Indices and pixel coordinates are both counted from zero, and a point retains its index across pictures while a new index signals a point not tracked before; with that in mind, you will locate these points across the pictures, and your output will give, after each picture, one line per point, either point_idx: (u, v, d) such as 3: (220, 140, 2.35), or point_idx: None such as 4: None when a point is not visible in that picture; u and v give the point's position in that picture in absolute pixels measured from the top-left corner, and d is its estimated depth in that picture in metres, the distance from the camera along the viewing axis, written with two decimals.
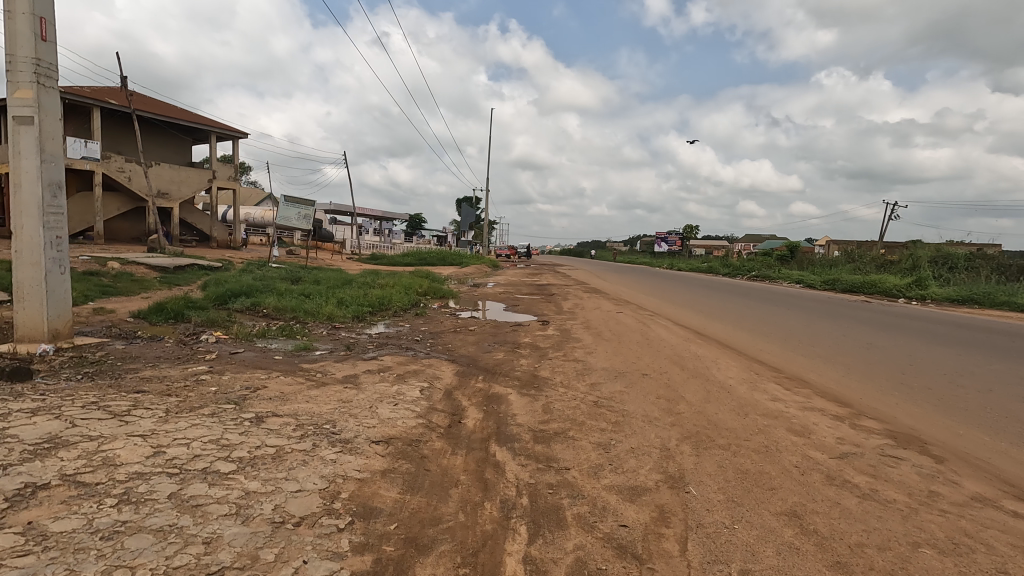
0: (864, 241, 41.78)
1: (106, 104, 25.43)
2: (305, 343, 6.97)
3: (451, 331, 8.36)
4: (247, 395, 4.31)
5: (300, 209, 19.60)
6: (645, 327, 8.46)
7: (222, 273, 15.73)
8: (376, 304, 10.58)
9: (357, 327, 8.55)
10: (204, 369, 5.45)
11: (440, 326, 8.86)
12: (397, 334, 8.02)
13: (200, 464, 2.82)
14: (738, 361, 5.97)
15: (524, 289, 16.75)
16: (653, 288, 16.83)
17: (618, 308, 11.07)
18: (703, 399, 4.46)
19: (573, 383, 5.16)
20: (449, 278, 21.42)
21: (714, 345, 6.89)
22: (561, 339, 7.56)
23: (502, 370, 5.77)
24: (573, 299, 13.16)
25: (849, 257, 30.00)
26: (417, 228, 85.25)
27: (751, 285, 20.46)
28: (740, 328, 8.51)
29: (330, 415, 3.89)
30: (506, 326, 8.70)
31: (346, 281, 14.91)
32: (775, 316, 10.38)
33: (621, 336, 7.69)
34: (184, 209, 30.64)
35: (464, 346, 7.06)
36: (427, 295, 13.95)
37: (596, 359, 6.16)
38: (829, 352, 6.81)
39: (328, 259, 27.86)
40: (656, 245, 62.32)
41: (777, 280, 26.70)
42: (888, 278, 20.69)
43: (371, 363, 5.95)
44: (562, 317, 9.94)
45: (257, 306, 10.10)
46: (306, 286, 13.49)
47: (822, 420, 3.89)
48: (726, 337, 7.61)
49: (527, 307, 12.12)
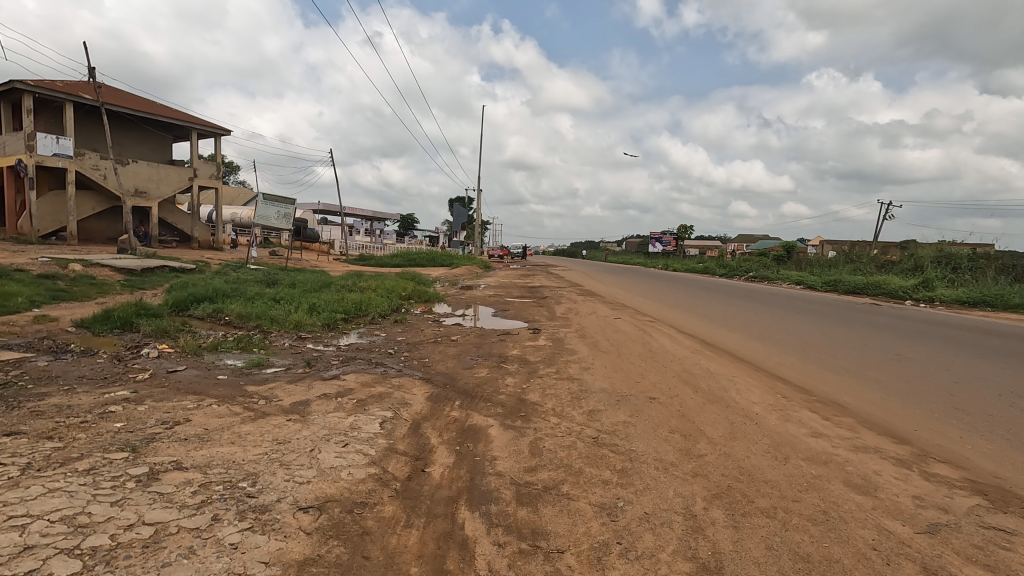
0: (861, 241, 41.20)
1: (79, 99, 24.33)
2: (259, 359, 6.05)
3: (430, 341, 7.47)
4: (158, 435, 3.42)
5: (280, 208, 18.63)
6: (647, 337, 7.62)
7: (194, 276, 14.75)
8: (351, 309, 9.67)
9: (325, 337, 7.63)
10: (125, 394, 4.52)
11: (420, 336, 7.97)
12: (369, 346, 7.10)
13: (26, 565, 1.95)
14: (759, 380, 5.11)
15: (515, 292, 15.87)
16: (650, 290, 16.01)
17: (616, 314, 10.21)
18: (727, 436, 3.60)
19: (567, 411, 4.29)
20: (438, 279, 20.50)
21: (726, 359, 6.05)
22: (554, 352, 6.69)
23: (483, 392, 4.90)
24: (567, 303, 12.29)
25: (848, 257, 29.28)
26: (410, 228, 84.21)
27: (752, 287, 19.64)
28: (751, 338, 7.67)
29: (254, 465, 3.01)
30: (493, 336, 7.82)
31: (325, 283, 13.93)
32: (786, 322, 9.54)
33: (620, 347, 6.82)
34: (164, 208, 29.53)
35: (443, 361, 6.18)
36: (410, 298, 13.01)
37: (593, 378, 5.29)
38: (857, 367, 5.99)
39: (313, 260, 26.90)
40: (650, 245, 61.51)
41: (777, 281, 25.95)
42: (893, 279, 19.95)
43: (329, 384, 5.06)
44: (555, 324, 9.07)
45: (219, 312, 9.15)
46: (281, 289, 12.52)
47: (885, 469, 3.05)
48: (739, 349, 6.77)
49: (516, 312, 11.24)
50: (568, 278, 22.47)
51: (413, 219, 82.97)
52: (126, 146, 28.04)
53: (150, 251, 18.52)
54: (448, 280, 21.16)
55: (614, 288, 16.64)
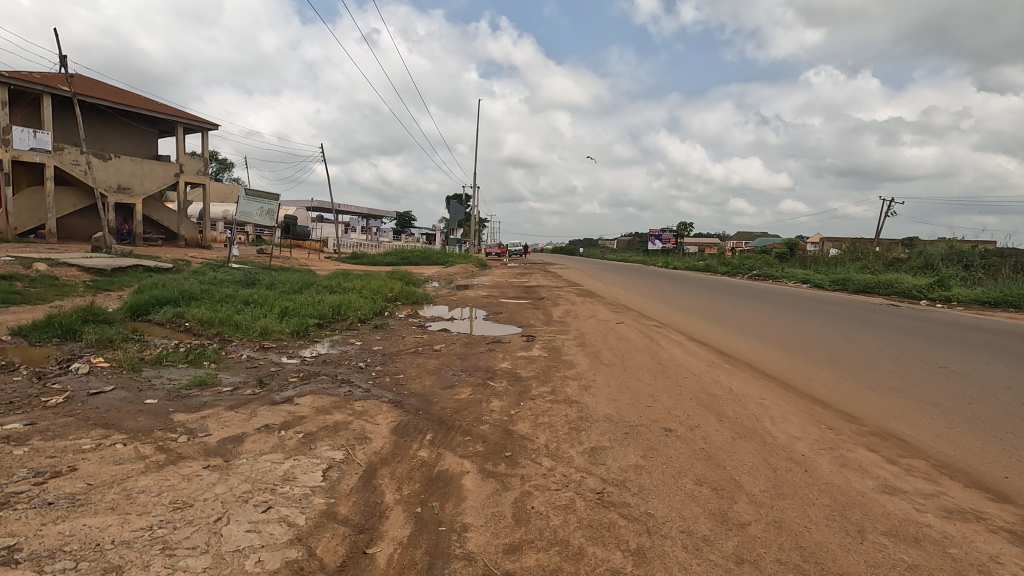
0: (863, 239, 40.55)
1: (57, 91, 23.40)
2: (205, 376, 5.17)
3: (409, 351, 6.60)
4: (14, 499, 2.55)
5: (263, 204, 17.71)
6: (653, 345, 6.78)
7: (167, 276, 13.83)
8: (328, 313, 8.79)
9: (292, 347, 6.75)
10: (14, 428, 3.63)
11: (400, 344, 7.11)
12: (338, 358, 6.20)
13: None
14: (794, 404, 4.26)
15: (510, 292, 15.05)
16: (652, 290, 15.17)
17: (617, 317, 9.37)
18: (774, 493, 2.74)
19: (564, 450, 3.44)
20: (430, 279, 19.61)
21: (750, 375, 5.21)
22: (549, 366, 5.83)
23: (463, 421, 4.04)
24: (564, 305, 11.43)
25: (854, 255, 28.47)
26: (406, 225, 83.23)
27: (758, 286, 18.86)
28: (771, 346, 6.86)
29: (124, 552, 2.15)
30: (480, 345, 6.95)
31: (306, 284, 13.05)
32: (804, 325, 8.73)
33: (626, 359, 5.97)
34: (149, 205, 28.58)
35: (420, 377, 5.31)
36: (396, 300, 12.11)
37: (596, 402, 4.44)
38: (901, 384, 5.17)
39: (303, 258, 26.03)
40: (649, 243, 60.68)
41: (781, 279, 25.19)
42: (905, 277, 19.15)
43: (276, 411, 4.17)
44: (552, 330, 8.22)
45: (180, 317, 8.26)
46: (257, 290, 11.64)
47: (1002, 553, 2.21)
48: (759, 361, 5.94)
49: (510, 315, 10.39)
50: (566, 277, 21.82)
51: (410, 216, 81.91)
52: (108, 140, 27.09)
53: (127, 249, 17.62)
54: (440, 279, 20.31)
55: (613, 287, 15.82)
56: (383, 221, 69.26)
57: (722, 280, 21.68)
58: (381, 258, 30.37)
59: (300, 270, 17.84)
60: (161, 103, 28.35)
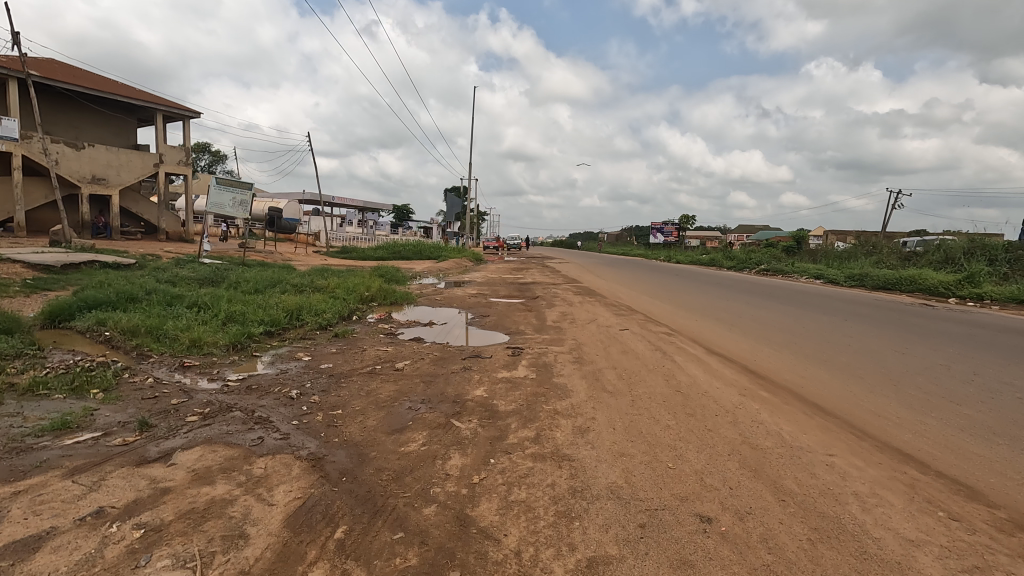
0: (872, 232, 39.19)
1: (23, 75, 22.06)
2: (74, 416, 3.85)
3: (364, 372, 5.28)
4: None
5: (235, 194, 16.37)
6: (667, 362, 5.49)
7: (122, 273, 12.53)
8: (282, 320, 7.50)
9: (219, 367, 5.43)
10: None
11: (355, 360, 5.79)
12: (270, 383, 4.86)
13: None
14: (882, 468, 2.96)
15: (501, 290, 13.78)
16: (657, 288, 13.83)
17: (621, 323, 8.05)
18: None
19: (547, 567, 2.16)
20: (418, 275, 18.27)
21: (801, 412, 3.91)
22: (537, 395, 4.55)
23: (400, 500, 2.73)
24: (560, 307, 10.10)
25: (866, 248, 27.10)
26: (404, 219, 81.78)
27: (769, 282, 17.53)
28: (810, 364, 5.57)
29: None
30: (454, 363, 5.64)
31: (274, 281, 11.75)
32: (840, 333, 7.44)
33: (634, 385, 4.68)
34: (127, 198, 27.26)
35: (363, 415, 4.01)
36: (372, 301, 10.77)
37: (597, 463, 3.13)
38: (999, 421, 3.90)
39: (288, 253, 24.75)
40: (651, 236, 59.02)
41: (792, 274, 23.97)
42: (928, 272, 17.87)
43: (128, 484, 2.84)
44: (544, 340, 6.91)
45: (102, 325, 6.93)
46: (215, 289, 10.33)
47: None
48: (803, 388, 4.66)
49: (498, 318, 9.07)
50: (565, 272, 20.52)
51: (407, 209, 80.34)
52: (82, 129, 25.75)
53: (89, 243, 16.28)
54: (429, 276, 18.95)
55: (613, 285, 14.48)
56: (379, 214, 67.81)
57: (729, 276, 20.44)
58: (371, 253, 29.06)
59: (277, 267, 16.50)
60: (138, 90, 27.01)
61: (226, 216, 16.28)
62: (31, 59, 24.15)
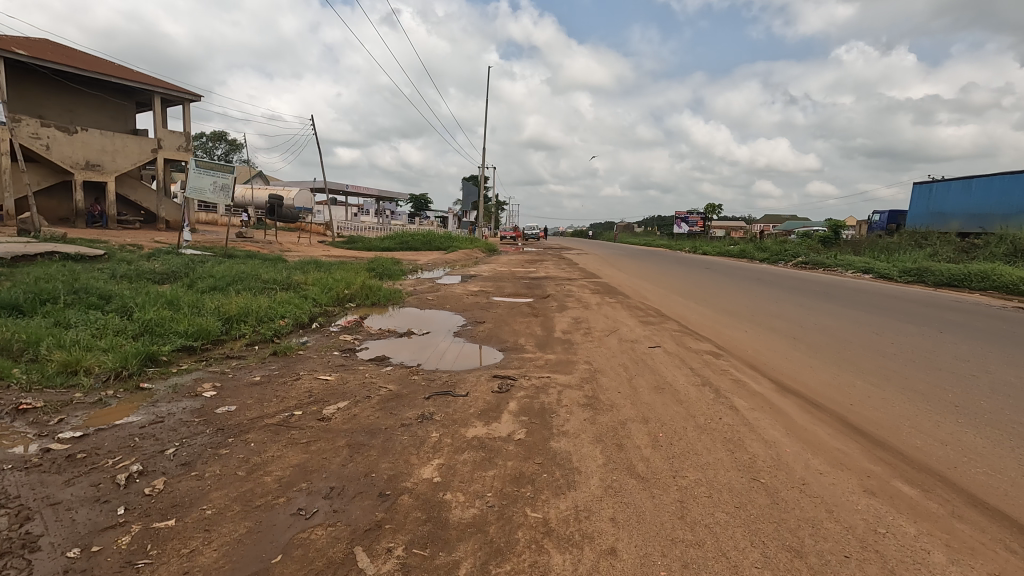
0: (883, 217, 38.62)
1: (9, 54, 20.84)
2: None
3: (271, 423, 3.54)
4: None
5: (216, 178, 14.81)
6: (726, 413, 3.63)
7: (77, 264, 11.05)
8: (212, 333, 5.83)
9: (67, 413, 3.75)
10: None
11: (271, 400, 4.05)
12: (113, 448, 3.14)
13: None
14: None
15: (507, 287, 12.02)
16: (690, 285, 11.89)
17: (649, 337, 6.20)
18: None
19: None
20: (418, 268, 16.56)
21: (1012, 556, 2.07)
22: (520, 482, 2.77)
23: None
24: (571, 311, 8.26)
25: (914, 239, 24.63)
26: (421, 208, 80.28)
27: (814, 278, 15.51)
28: (942, 417, 3.72)
29: None
30: (410, 407, 3.88)
31: (242, 277, 10.19)
32: (946, 354, 5.55)
33: (682, 468, 2.85)
34: (124, 185, 26.10)
35: (206, 536, 2.27)
36: (349, 303, 9.12)
37: None
38: None
39: (287, 244, 23.29)
40: (675, 227, 56.46)
41: (834, 268, 21.71)
42: (1001, 266, 15.62)
43: None
44: (546, 367, 5.09)
45: None
46: (164, 288, 8.76)
47: None
48: (964, 476, 2.80)
49: (494, 326, 7.27)
50: (582, 266, 18.64)
51: (424, 198, 78.65)
52: (77, 113, 24.61)
53: (61, 232, 14.90)
54: (432, 268, 17.24)
55: (637, 282, 12.63)
56: (395, 204, 66.36)
57: (765, 269, 18.41)
58: (377, 244, 27.37)
59: (263, 259, 14.96)
60: (135, 72, 25.77)
61: (206, 202, 14.75)
62: (22, 39, 23.02)
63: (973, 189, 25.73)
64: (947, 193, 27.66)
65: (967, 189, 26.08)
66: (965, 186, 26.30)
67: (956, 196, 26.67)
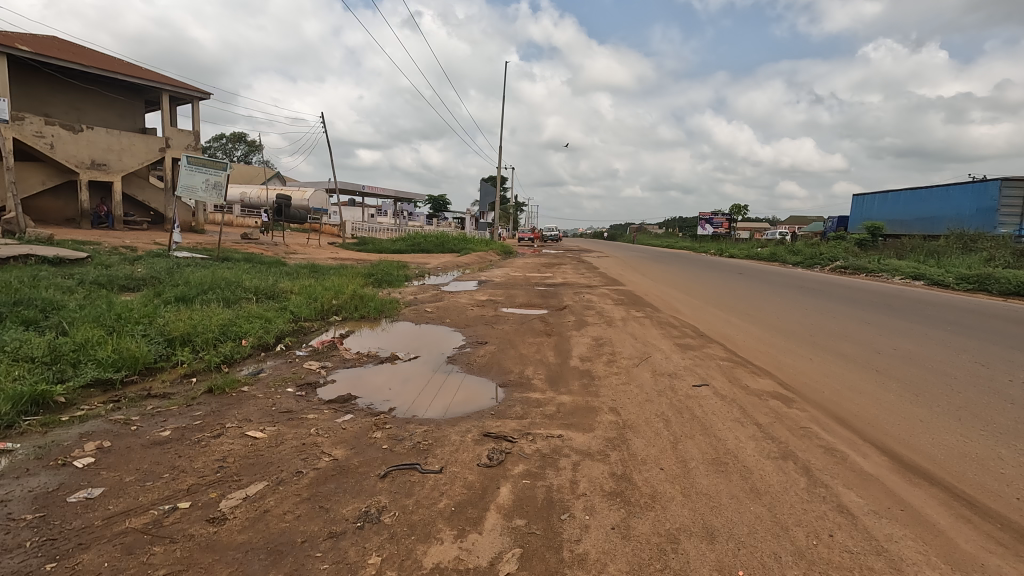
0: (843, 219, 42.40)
1: (12, 50, 20.24)
2: None
3: (128, 533, 2.31)
4: None
5: (209, 176, 13.79)
6: (839, 526, 2.31)
7: (48, 268, 10.05)
8: (137, 360, 4.64)
9: None
10: None
11: (160, 477, 2.82)
12: None
13: None
14: None
15: (520, 296, 10.73)
16: (726, 295, 10.58)
17: (691, 370, 4.87)
18: None
19: None
20: (425, 272, 15.34)
21: None
22: None
23: None
24: (591, 329, 6.91)
25: (963, 243, 22.57)
26: (440, 209, 79.34)
27: (862, 286, 14.01)
28: None
29: None
30: (354, 498, 2.62)
31: (222, 284, 9.08)
32: None
33: None
34: (132, 185, 25.47)
35: None
36: (335, 315, 7.96)
37: None
38: None
39: (293, 246, 22.27)
40: (699, 229, 54.58)
41: (879, 273, 19.92)
42: None
43: None
44: (558, 418, 3.78)
45: None
46: (127, 298, 7.72)
47: None
48: None
49: (499, 349, 5.99)
50: (603, 271, 17.28)
51: (443, 199, 77.46)
52: (84, 111, 24.04)
53: (47, 233, 14.00)
54: (441, 273, 16.01)
55: (666, 290, 11.37)
56: (413, 206, 65.53)
57: (802, 275, 16.93)
58: (387, 246, 26.22)
59: (259, 263, 13.87)
60: (143, 69, 25.16)
61: (198, 201, 13.75)
62: (28, 35, 22.54)
63: (887, 201, 31.97)
64: (874, 203, 32.75)
65: (885, 200, 31.65)
66: (883, 197, 31.83)
67: (877, 205, 32.47)
